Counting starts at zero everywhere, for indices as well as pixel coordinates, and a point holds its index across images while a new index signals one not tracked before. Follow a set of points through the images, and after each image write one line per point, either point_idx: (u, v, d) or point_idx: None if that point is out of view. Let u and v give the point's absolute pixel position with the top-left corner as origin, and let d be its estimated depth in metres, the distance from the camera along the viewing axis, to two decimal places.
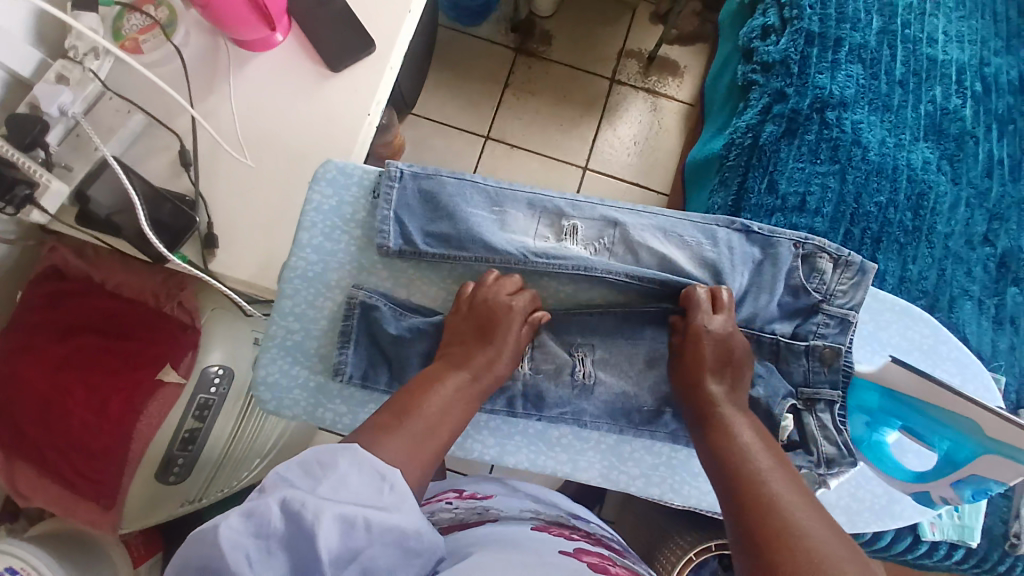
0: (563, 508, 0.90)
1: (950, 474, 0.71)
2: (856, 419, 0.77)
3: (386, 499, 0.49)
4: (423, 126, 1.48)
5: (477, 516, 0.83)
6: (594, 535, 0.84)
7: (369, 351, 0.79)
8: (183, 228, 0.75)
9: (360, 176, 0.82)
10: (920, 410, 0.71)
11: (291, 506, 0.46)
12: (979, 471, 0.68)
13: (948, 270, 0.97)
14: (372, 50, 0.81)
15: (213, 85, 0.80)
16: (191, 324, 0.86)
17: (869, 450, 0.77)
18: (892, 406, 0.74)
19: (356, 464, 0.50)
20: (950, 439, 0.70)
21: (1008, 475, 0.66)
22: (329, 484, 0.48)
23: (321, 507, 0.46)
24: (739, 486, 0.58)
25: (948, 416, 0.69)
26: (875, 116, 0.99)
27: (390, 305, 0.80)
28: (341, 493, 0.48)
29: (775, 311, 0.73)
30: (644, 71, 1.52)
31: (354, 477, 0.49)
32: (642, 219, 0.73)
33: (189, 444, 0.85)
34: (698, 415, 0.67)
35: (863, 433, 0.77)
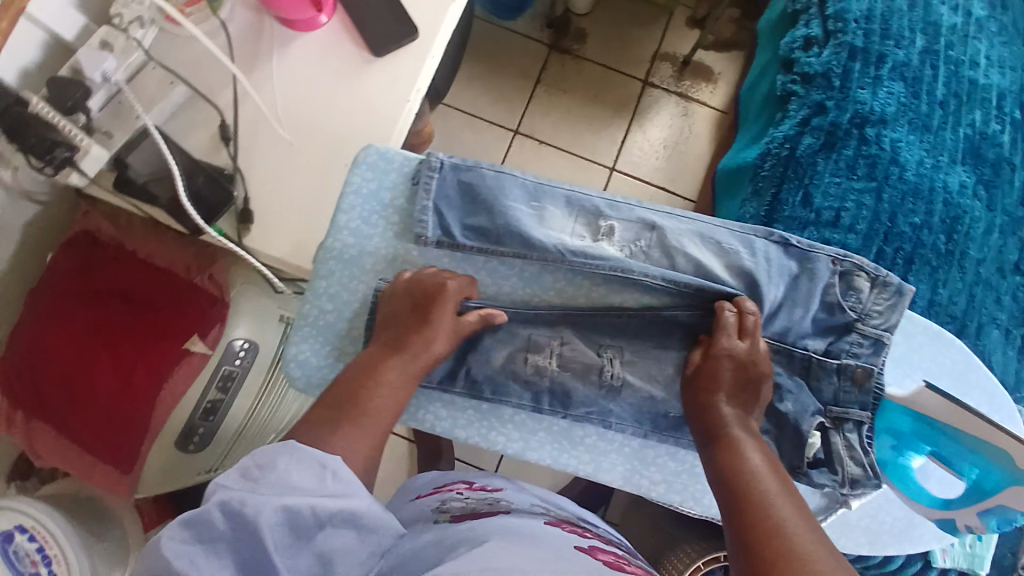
0: (570, 511, 0.91)
1: (977, 502, 0.73)
2: (881, 442, 0.76)
3: (330, 487, 0.52)
4: (453, 117, 1.48)
5: (487, 506, 0.83)
6: (604, 537, 0.85)
7: None
8: (220, 202, 0.76)
9: (401, 163, 0.81)
10: (950, 436, 0.73)
11: (232, 506, 0.48)
12: (1006, 501, 0.71)
13: (977, 296, 0.96)
14: (416, 38, 0.81)
15: (257, 62, 0.80)
16: (220, 298, 0.87)
17: (893, 473, 0.76)
18: (924, 431, 0.74)
19: (295, 460, 0.52)
20: (980, 468, 0.72)
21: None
22: (271, 482, 0.50)
23: (263, 501, 0.48)
24: (740, 506, 0.56)
25: (981, 444, 0.72)
26: (914, 136, 0.98)
27: None
28: (285, 488, 0.50)
29: (808, 327, 0.72)
30: (677, 75, 1.52)
31: (294, 472, 0.51)
32: (680, 224, 0.72)
33: (210, 414, 0.85)
34: (705, 429, 0.66)
35: (888, 456, 0.76)
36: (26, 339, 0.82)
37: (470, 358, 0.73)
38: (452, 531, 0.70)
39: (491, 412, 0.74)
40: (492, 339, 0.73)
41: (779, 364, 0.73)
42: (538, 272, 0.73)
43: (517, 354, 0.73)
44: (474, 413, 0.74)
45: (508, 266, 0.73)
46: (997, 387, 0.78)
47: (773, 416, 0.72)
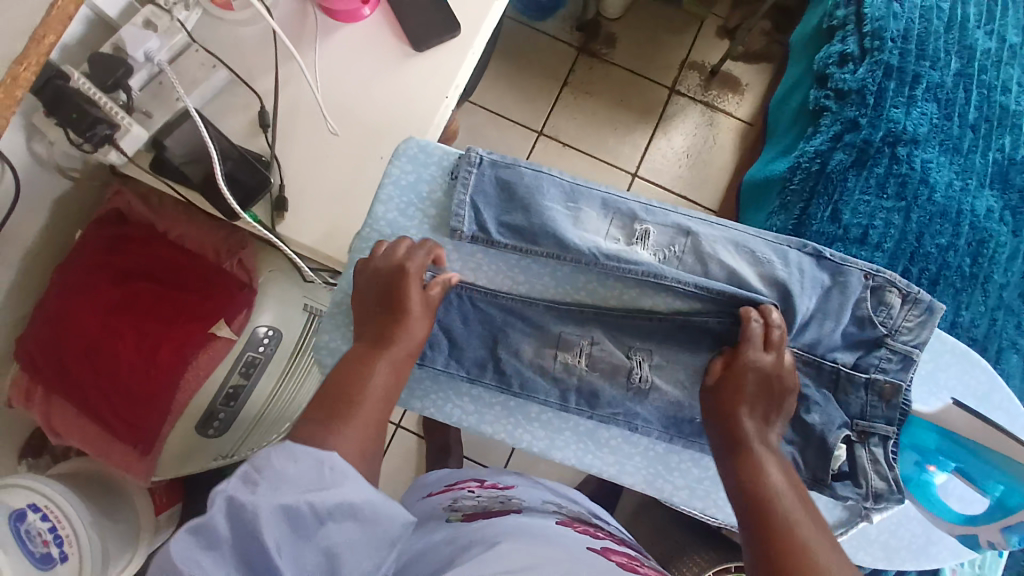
0: (581, 508, 0.92)
1: (1001, 519, 0.71)
2: (906, 457, 0.75)
3: (328, 480, 0.46)
4: (478, 115, 1.49)
5: (499, 504, 0.83)
6: (614, 535, 0.85)
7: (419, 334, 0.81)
8: (257, 187, 0.76)
9: (440, 158, 0.82)
10: (972, 449, 0.72)
11: (230, 506, 0.43)
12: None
13: (999, 320, 0.96)
14: (458, 33, 0.81)
15: (300, 49, 0.81)
16: (248, 283, 0.88)
17: (917, 489, 0.76)
18: (949, 447, 0.73)
19: (295, 455, 0.47)
20: (1004, 484, 0.70)
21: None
22: (268, 480, 0.45)
23: (258, 502, 0.43)
24: (758, 518, 0.54)
25: (1005, 460, 0.70)
26: (944, 157, 0.98)
27: None
28: (281, 485, 0.45)
29: (838, 340, 0.72)
30: (704, 85, 1.52)
31: (290, 467, 0.46)
32: (715, 231, 0.72)
33: (231, 400, 0.86)
34: (726, 440, 0.64)
35: (911, 471, 0.76)
36: (53, 315, 0.82)
37: (500, 352, 0.73)
38: (468, 528, 0.70)
39: (517, 409, 0.75)
40: (520, 336, 0.74)
41: (808, 376, 0.73)
42: (572, 274, 0.74)
43: (546, 352, 0.74)
44: (501, 410, 0.74)
45: (542, 265, 0.74)
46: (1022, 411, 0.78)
47: (800, 427, 0.72)
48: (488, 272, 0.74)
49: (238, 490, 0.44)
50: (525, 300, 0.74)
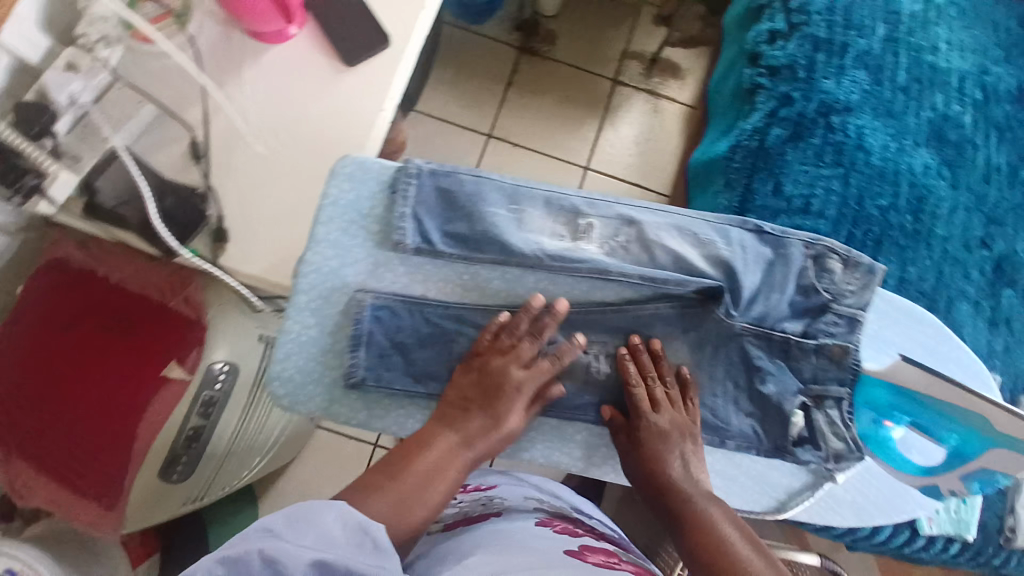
0: (564, 500, 0.92)
1: (958, 466, 0.77)
2: (863, 416, 0.78)
3: (366, 554, 0.47)
4: (426, 123, 1.47)
5: (480, 509, 0.84)
6: (597, 529, 0.85)
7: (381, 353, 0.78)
8: (193, 221, 0.75)
9: (379, 172, 0.81)
10: (929, 408, 0.75)
11: (270, 553, 0.45)
12: (987, 463, 0.75)
13: (946, 271, 0.99)
14: (387, 45, 0.81)
15: (229, 77, 0.80)
16: (197, 319, 0.85)
17: (876, 445, 0.78)
18: (902, 402, 0.76)
19: (344, 518, 0.49)
20: (959, 435, 0.76)
21: (1016, 465, 0.74)
22: (312, 537, 0.47)
23: (299, 554, 0.45)
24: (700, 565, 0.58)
25: (963, 413, 0.74)
26: (878, 121, 1.01)
27: (399, 300, 0.79)
28: (323, 544, 0.47)
29: (786, 310, 0.73)
30: (646, 73, 1.54)
31: (335, 533, 0.48)
32: (658, 217, 0.72)
33: (193, 441, 0.86)
34: (649, 484, 0.70)
35: (869, 429, 0.78)
36: (1, 372, 0.79)
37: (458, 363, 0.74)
38: (444, 544, 0.70)
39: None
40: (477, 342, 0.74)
41: (761, 349, 0.74)
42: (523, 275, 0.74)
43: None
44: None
45: (491, 269, 0.73)
46: (973, 362, 0.79)
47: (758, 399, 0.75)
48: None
49: (278, 542, 0.46)
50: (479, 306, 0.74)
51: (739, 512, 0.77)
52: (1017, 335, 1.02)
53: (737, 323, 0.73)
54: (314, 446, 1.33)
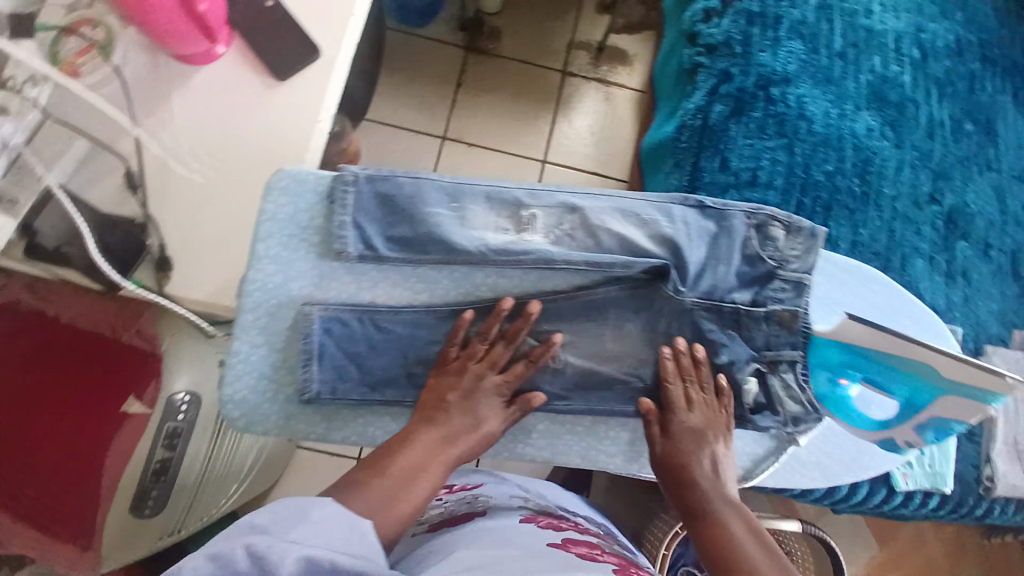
0: (553, 497, 0.91)
1: (911, 418, 0.77)
2: (818, 377, 0.78)
3: (354, 546, 0.47)
4: (378, 131, 1.46)
5: (466, 507, 0.83)
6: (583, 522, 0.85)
7: (336, 365, 0.73)
8: (134, 252, 0.75)
9: (314, 182, 0.83)
10: (882, 364, 0.76)
11: (257, 548, 0.44)
12: (940, 413, 0.76)
13: (898, 231, 1.00)
14: (319, 56, 0.80)
15: (159, 103, 0.79)
16: (152, 352, 0.85)
17: (834, 406, 0.78)
18: (853, 359, 0.76)
19: (335, 515, 0.49)
20: (909, 388, 0.76)
21: (967, 412, 0.75)
22: (300, 531, 0.46)
23: (287, 547, 0.44)
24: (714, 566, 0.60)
25: (909, 365, 0.75)
26: (817, 89, 1.02)
27: (351, 312, 0.72)
28: (312, 538, 0.46)
29: (733, 280, 0.74)
30: (594, 62, 1.54)
31: (324, 525, 0.47)
32: (600, 202, 0.73)
33: (161, 474, 0.86)
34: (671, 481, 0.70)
35: (826, 390, 0.78)
36: None
37: (412, 366, 0.74)
38: (428, 543, 0.70)
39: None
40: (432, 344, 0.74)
41: (712, 321, 0.75)
42: (470, 275, 0.73)
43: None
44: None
45: (438, 270, 0.73)
46: (923, 312, 0.81)
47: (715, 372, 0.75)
48: (387, 290, 0.73)
49: (263, 539, 0.44)
50: (428, 308, 0.73)
51: None
52: (974, 286, 1.03)
53: (687, 298, 0.73)
54: (296, 465, 1.32)
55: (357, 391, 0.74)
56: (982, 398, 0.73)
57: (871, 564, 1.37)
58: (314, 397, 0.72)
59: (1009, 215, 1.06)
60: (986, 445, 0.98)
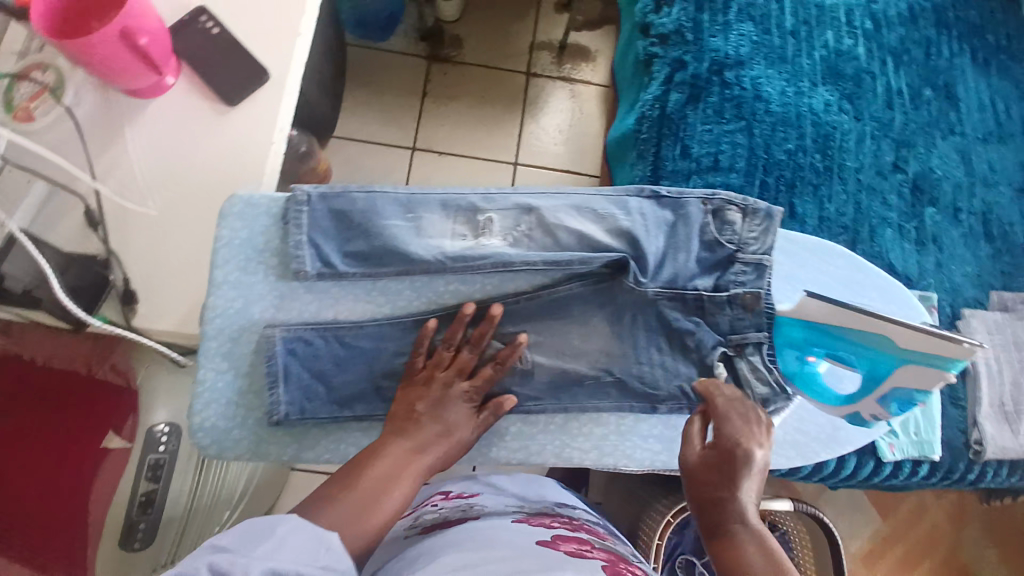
0: (547, 497, 0.88)
1: (873, 390, 0.75)
2: (787, 355, 0.77)
3: (323, 559, 0.47)
4: (347, 147, 1.46)
5: (460, 513, 0.79)
6: (580, 521, 0.83)
7: (302, 386, 0.73)
8: (98, 287, 0.75)
9: (268, 206, 0.83)
10: (843, 338, 0.74)
11: (221, 569, 0.43)
12: (901, 383, 0.73)
13: (864, 202, 1.00)
14: (268, 78, 0.81)
15: (112, 138, 0.79)
16: (126, 386, 0.85)
17: (802, 382, 0.77)
18: (816, 336, 0.75)
19: (301, 530, 0.48)
20: (870, 359, 0.73)
21: (930, 381, 0.71)
22: (266, 548, 0.46)
23: (252, 563, 0.44)
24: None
25: (866, 337, 0.72)
26: (772, 69, 1.03)
27: (314, 330, 0.72)
28: (279, 553, 0.46)
29: (695, 267, 0.74)
30: (558, 61, 1.55)
31: (291, 540, 0.47)
32: (556, 201, 0.73)
33: (148, 506, 0.83)
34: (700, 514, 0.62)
35: (795, 367, 0.77)
36: None
37: (379, 379, 0.74)
38: (415, 550, 0.68)
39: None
40: (397, 356, 0.74)
41: (677, 309, 0.74)
42: (432, 286, 0.74)
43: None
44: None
45: (398, 281, 0.73)
46: (888, 283, 0.82)
47: (682, 360, 0.76)
48: (349, 304, 0.74)
49: (224, 560, 0.43)
50: (392, 320, 0.73)
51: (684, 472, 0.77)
52: (946, 252, 1.02)
53: (649, 289, 0.73)
54: (291, 488, 1.31)
55: (325, 409, 0.74)
56: (943, 366, 0.70)
57: (876, 537, 1.35)
58: (282, 418, 0.72)
59: (976, 177, 1.06)
60: (972, 409, 0.97)
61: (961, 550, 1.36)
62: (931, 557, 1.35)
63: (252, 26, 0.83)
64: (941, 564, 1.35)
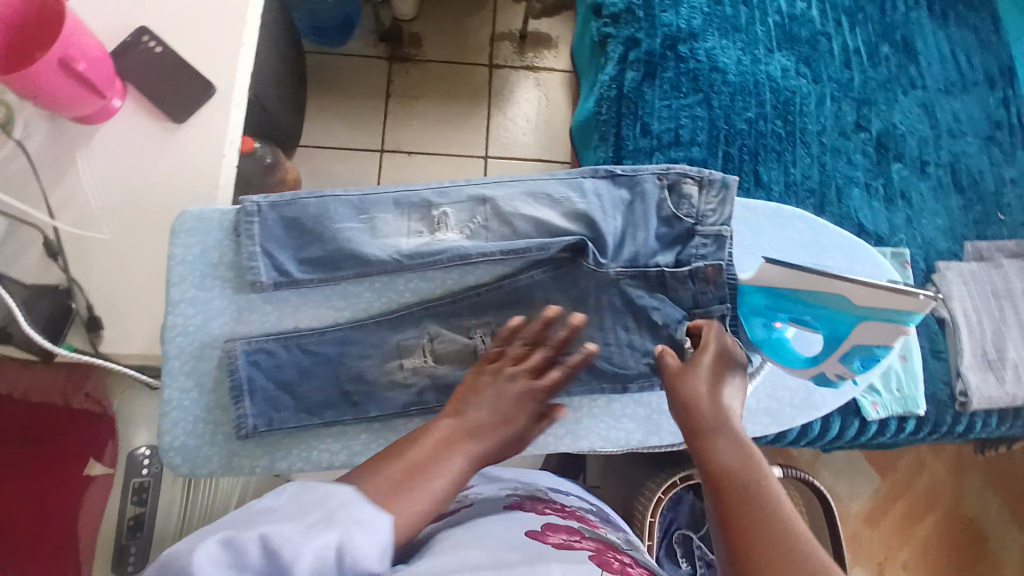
0: (538, 483, 0.82)
1: (835, 350, 0.73)
2: (754, 324, 0.76)
3: (366, 543, 0.44)
4: (315, 155, 1.44)
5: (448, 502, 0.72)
6: (574, 508, 0.76)
7: (268, 397, 0.72)
8: (62, 315, 0.74)
9: (219, 219, 0.80)
10: (801, 301, 0.72)
11: (269, 544, 0.42)
12: (862, 340, 0.71)
13: (828, 164, 1.00)
14: (215, 91, 0.80)
15: (62, 167, 0.78)
16: (103, 412, 0.85)
17: (771, 349, 0.76)
18: (776, 301, 0.74)
19: (354, 514, 0.45)
20: (829, 320, 0.72)
21: (889, 336, 0.69)
22: (313, 523, 0.44)
23: (297, 546, 0.41)
24: (727, 514, 0.53)
25: (820, 297, 0.70)
26: (726, 39, 1.02)
27: (272, 338, 0.72)
28: (326, 530, 0.43)
29: (654, 244, 0.74)
30: (520, 50, 1.53)
31: (338, 520, 0.44)
32: (510, 189, 0.74)
33: (137, 529, 0.80)
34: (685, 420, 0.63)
35: (763, 334, 0.76)
36: None
37: (345, 384, 0.73)
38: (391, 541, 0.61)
39: (383, 428, 0.76)
40: (362, 359, 0.74)
41: (639, 288, 0.74)
42: (390, 282, 0.74)
43: (391, 364, 0.74)
44: (368, 435, 0.76)
45: (358, 284, 0.74)
46: (850, 242, 0.82)
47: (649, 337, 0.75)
48: (310, 312, 0.74)
49: (271, 535, 0.42)
50: (354, 323, 0.73)
51: (661, 448, 0.77)
52: (916, 206, 1.02)
53: (610, 269, 0.73)
54: None
55: (293, 418, 0.73)
56: (901, 320, 0.68)
57: (878, 497, 1.32)
58: (250, 432, 0.72)
59: (941, 129, 1.05)
60: (954, 360, 0.96)
61: (965, 504, 1.33)
62: (936, 512, 1.32)
63: (195, 42, 0.82)
64: (947, 518, 1.32)
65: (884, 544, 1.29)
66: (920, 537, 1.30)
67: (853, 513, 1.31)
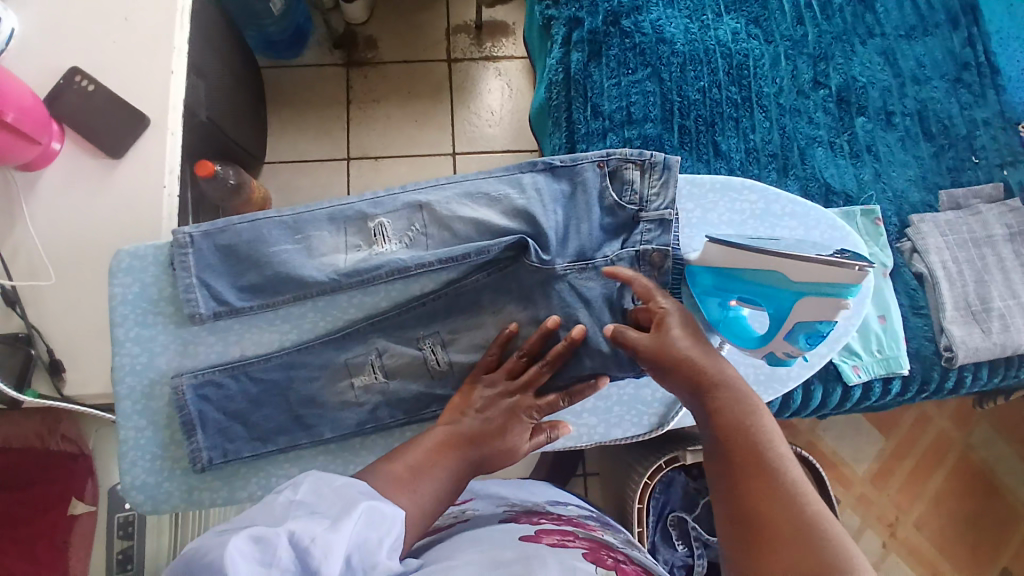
0: (537, 498, 0.75)
1: (780, 328, 0.70)
2: (709, 303, 0.75)
3: (383, 539, 0.47)
4: (282, 170, 1.41)
5: (448, 519, 0.70)
6: (572, 517, 0.71)
7: (218, 431, 0.75)
8: (22, 364, 0.72)
9: (155, 254, 0.77)
10: (744, 279, 0.71)
11: (299, 541, 0.43)
12: (804, 317, 0.68)
13: (788, 125, 0.97)
14: (148, 121, 0.78)
15: (10, 217, 0.76)
16: (81, 452, 0.84)
17: (726, 327, 0.75)
18: (723, 280, 0.73)
19: (373, 510, 0.48)
20: (770, 298, 0.69)
21: (831, 311, 0.66)
22: (339, 519, 0.45)
23: (331, 541, 0.43)
24: (737, 477, 0.53)
25: (759, 274, 0.69)
26: (671, 8, 0.99)
27: (222, 368, 0.76)
28: (350, 525, 0.45)
29: (600, 236, 0.76)
30: (477, 41, 1.49)
31: (361, 516, 0.47)
32: (445, 192, 0.76)
33: (126, 563, 0.82)
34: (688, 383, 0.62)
35: (718, 313, 0.75)
36: None
37: (297, 407, 0.76)
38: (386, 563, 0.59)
39: (341, 448, 0.78)
40: (312, 382, 0.76)
41: (592, 281, 0.75)
42: (338, 304, 0.77)
43: (342, 385, 0.76)
44: (325, 457, 0.78)
45: (300, 306, 0.76)
46: (807, 208, 0.83)
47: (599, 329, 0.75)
48: (253, 338, 0.77)
49: (302, 530, 0.43)
50: (301, 346, 0.76)
51: (626, 440, 0.80)
52: (884, 159, 0.99)
53: (557, 264, 0.74)
54: None
55: (248, 446, 0.76)
56: (837, 292, 0.65)
57: (883, 457, 1.29)
58: (206, 465, 0.75)
59: (905, 75, 1.02)
60: (936, 315, 0.93)
61: (972, 454, 1.30)
62: (944, 466, 1.29)
63: (123, 73, 0.79)
64: (954, 470, 1.29)
65: (893, 503, 1.27)
66: (929, 493, 1.28)
67: (859, 476, 1.28)
